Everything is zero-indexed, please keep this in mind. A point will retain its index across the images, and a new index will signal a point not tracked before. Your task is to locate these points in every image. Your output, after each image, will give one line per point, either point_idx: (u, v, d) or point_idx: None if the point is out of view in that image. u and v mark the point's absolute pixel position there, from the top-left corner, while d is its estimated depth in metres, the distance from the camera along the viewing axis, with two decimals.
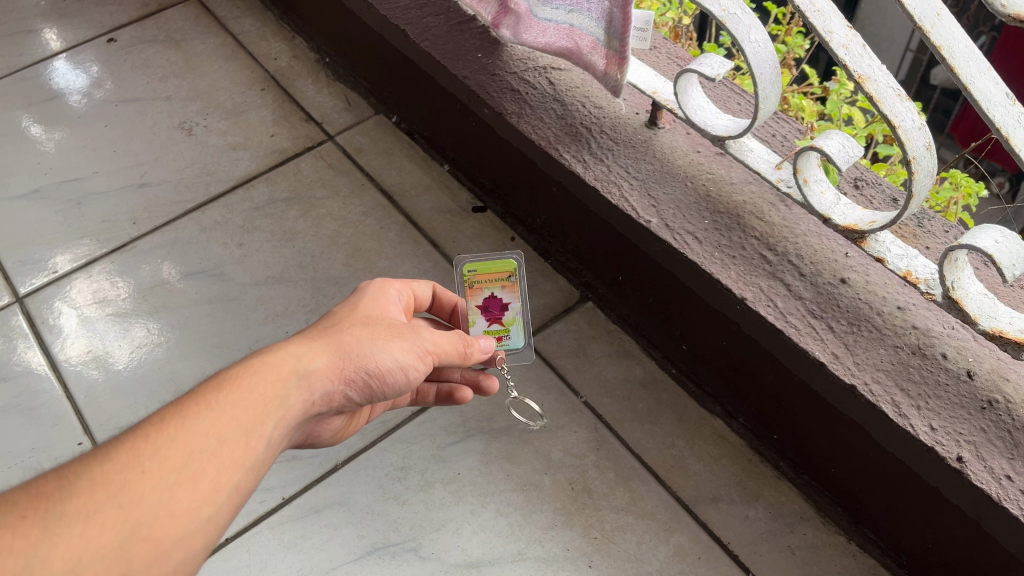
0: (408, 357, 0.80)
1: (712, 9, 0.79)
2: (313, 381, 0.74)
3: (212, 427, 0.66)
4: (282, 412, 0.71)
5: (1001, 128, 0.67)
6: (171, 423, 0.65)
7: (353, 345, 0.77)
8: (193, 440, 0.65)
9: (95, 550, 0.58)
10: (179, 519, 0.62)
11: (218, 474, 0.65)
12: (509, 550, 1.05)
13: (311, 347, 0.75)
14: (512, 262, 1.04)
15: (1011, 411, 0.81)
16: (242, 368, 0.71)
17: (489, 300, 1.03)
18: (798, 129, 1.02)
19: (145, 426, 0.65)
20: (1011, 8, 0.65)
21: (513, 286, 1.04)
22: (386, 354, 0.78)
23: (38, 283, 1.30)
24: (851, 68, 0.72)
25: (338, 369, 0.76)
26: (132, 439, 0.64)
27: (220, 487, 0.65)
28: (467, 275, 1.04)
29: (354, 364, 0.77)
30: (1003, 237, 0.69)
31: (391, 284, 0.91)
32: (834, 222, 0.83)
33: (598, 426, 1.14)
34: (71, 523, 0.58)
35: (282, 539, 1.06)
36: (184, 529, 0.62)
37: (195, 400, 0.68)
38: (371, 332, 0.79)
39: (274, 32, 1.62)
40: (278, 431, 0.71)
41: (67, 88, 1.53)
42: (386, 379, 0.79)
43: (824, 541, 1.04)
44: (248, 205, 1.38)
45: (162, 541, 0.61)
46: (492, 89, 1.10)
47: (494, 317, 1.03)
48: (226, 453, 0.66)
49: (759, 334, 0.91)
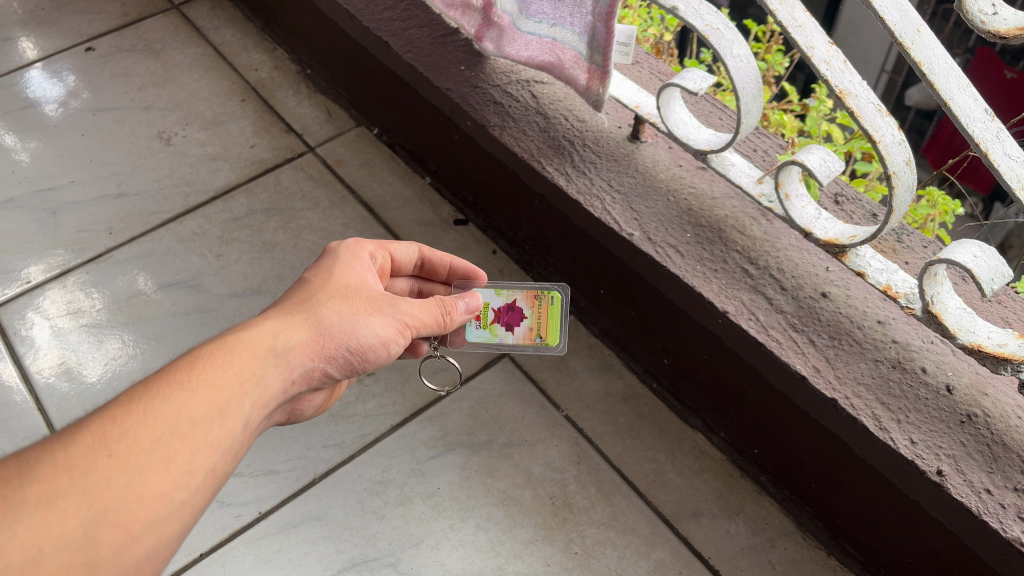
0: (390, 332, 0.79)
1: (696, 24, 0.79)
2: (292, 359, 0.73)
3: (184, 407, 0.65)
4: (259, 391, 0.70)
5: (980, 143, 0.68)
6: (140, 404, 0.64)
7: (334, 321, 0.76)
8: (164, 422, 0.63)
9: (57, 538, 0.56)
10: (150, 503, 0.60)
11: (192, 456, 0.63)
12: (489, 565, 1.03)
13: (289, 323, 0.74)
14: (554, 343, 0.98)
15: (989, 425, 0.81)
16: (217, 346, 0.70)
17: (517, 312, 0.98)
18: (779, 145, 1.03)
19: (112, 407, 0.63)
20: (991, 25, 0.66)
21: (531, 338, 0.98)
22: (368, 329, 0.78)
23: (10, 293, 1.27)
24: (833, 83, 0.72)
25: (318, 346, 0.75)
26: (97, 422, 0.62)
27: (194, 469, 0.64)
28: (546, 296, 0.98)
29: (335, 342, 0.76)
30: (982, 251, 0.70)
31: (364, 247, 0.88)
32: (816, 236, 0.83)
33: (579, 440, 1.13)
34: (30, 511, 0.56)
35: (258, 554, 1.04)
36: (155, 513, 0.61)
37: (165, 380, 0.66)
38: (351, 307, 0.78)
39: (255, 43, 1.62)
40: (255, 410, 0.69)
41: (43, 98, 1.51)
42: (367, 357, 0.79)
43: (805, 556, 1.04)
44: (227, 215, 1.36)
45: (131, 527, 0.59)
46: (474, 101, 1.10)
47: (501, 317, 0.98)
48: (200, 434, 0.64)
49: (740, 347, 0.91)
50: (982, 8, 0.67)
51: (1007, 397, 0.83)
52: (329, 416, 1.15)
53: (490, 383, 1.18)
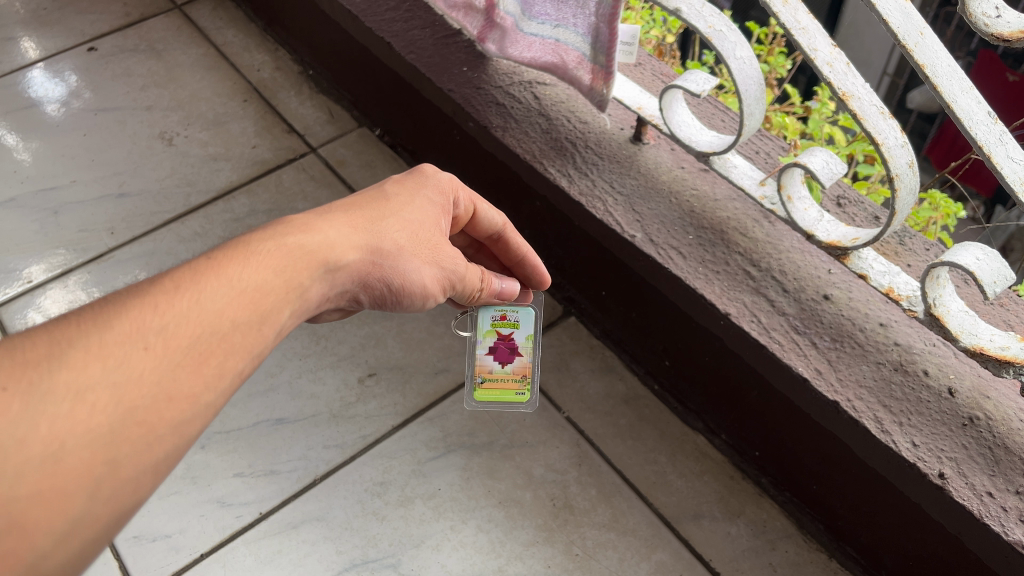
0: (433, 286, 0.82)
1: (699, 26, 0.79)
2: (336, 276, 0.73)
3: (228, 307, 0.63)
4: (299, 302, 0.69)
5: (983, 146, 0.68)
6: (184, 297, 0.62)
7: (390, 255, 0.77)
8: (205, 320, 0.62)
9: (81, 433, 0.53)
10: (178, 404, 0.58)
11: (226, 359, 0.62)
12: (490, 566, 1.03)
13: (348, 239, 0.74)
14: (474, 395, 1.01)
15: (991, 428, 0.81)
16: (271, 247, 0.69)
17: (505, 359, 1.00)
18: (781, 147, 1.03)
19: (155, 293, 0.61)
20: (994, 27, 0.66)
21: (480, 371, 1.00)
22: (417, 272, 0.80)
23: (12, 293, 1.27)
24: (835, 85, 0.72)
25: (365, 270, 0.76)
26: (139, 308, 0.59)
27: (224, 372, 0.62)
28: (523, 385, 1.01)
29: (383, 273, 0.77)
30: (984, 254, 0.70)
31: (455, 188, 0.87)
32: (817, 239, 0.83)
33: (580, 442, 1.13)
34: (57, 401, 0.53)
35: (258, 555, 1.04)
36: (182, 414, 0.58)
37: (212, 275, 0.64)
38: (413, 248, 0.79)
39: (257, 43, 1.62)
40: (290, 320, 0.69)
41: (45, 97, 1.51)
42: (402, 297, 0.81)
43: (807, 558, 1.04)
44: (228, 216, 1.36)
45: (157, 426, 0.57)
46: (477, 102, 1.10)
47: (501, 342, 0.99)
48: (238, 338, 0.63)
49: (741, 349, 0.91)
50: (985, 11, 0.67)
51: (1010, 400, 0.83)
52: (331, 417, 1.15)
53: None
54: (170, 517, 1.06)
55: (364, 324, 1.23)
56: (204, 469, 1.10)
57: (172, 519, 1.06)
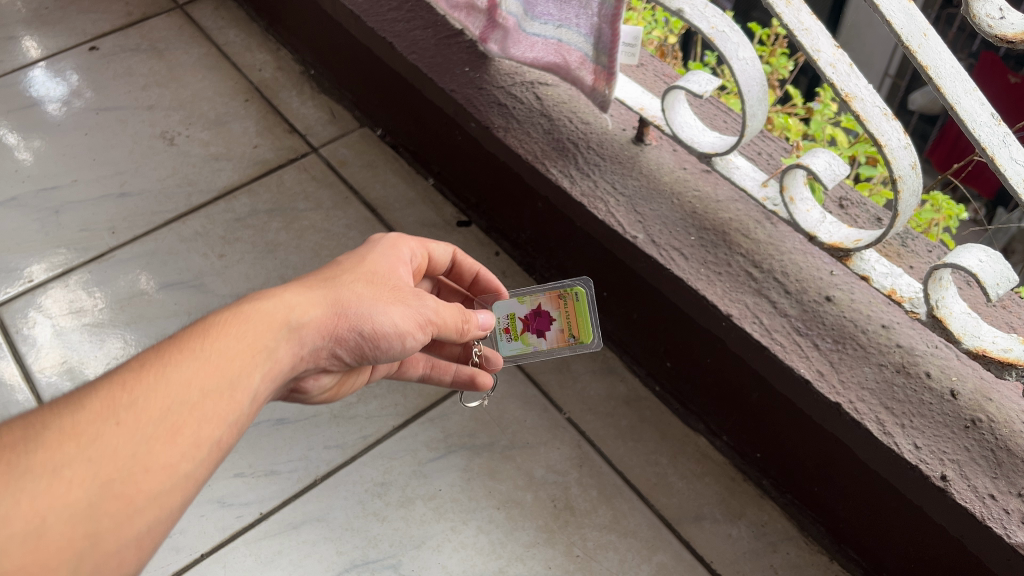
0: (407, 324, 0.78)
1: (701, 27, 0.79)
2: (303, 335, 0.71)
3: (195, 375, 0.63)
4: (270, 364, 0.68)
5: (986, 148, 0.68)
6: (150, 372, 0.61)
7: (352, 302, 0.75)
8: (174, 391, 0.61)
9: (60, 508, 0.53)
10: (155, 475, 0.58)
11: (200, 427, 0.61)
12: (490, 568, 1.03)
13: (307, 298, 0.73)
14: (589, 339, 0.99)
15: (994, 430, 0.81)
16: (231, 315, 0.68)
17: (546, 315, 0.99)
18: (784, 148, 1.03)
19: (122, 373, 0.61)
20: (998, 29, 0.66)
21: (563, 341, 0.99)
22: (386, 315, 0.76)
23: (13, 292, 1.27)
24: (839, 86, 0.72)
25: (331, 323, 0.74)
26: (108, 388, 0.59)
27: (200, 441, 0.61)
28: (570, 293, 0.98)
29: (350, 322, 0.75)
30: (987, 256, 0.70)
31: (405, 242, 0.87)
32: (820, 240, 0.83)
33: (581, 443, 1.13)
34: (35, 479, 0.53)
35: (259, 555, 1.04)
36: (160, 485, 0.58)
37: (176, 348, 0.64)
38: (373, 293, 0.77)
39: (259, 43, 1.62)
40: (264, 383, 0.68)
41: (46, 97, 1.51)
42: (379, 344, 0.77)
43: (807, 560, 1.04)
44: (229, 216, 1.36)
45: (135, 499, 0.57)
46: (479, 103, 1.10)
47: (530, 324, 0.99)
48: (209, 405, 0.62)
49: (743, 350, 0.91)
50: (989, 13, 0.66)
51: (1012, 402, 0.82)
52: (331, 417, 1.15)
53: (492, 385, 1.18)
54: None
55: None
56: None
57: None
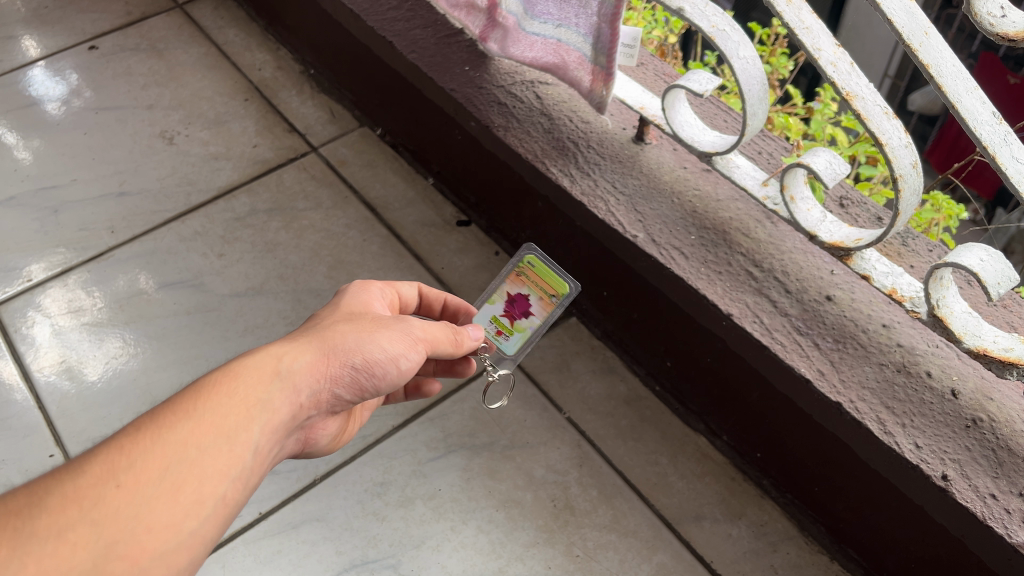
0: (398, 347, 0.76)
1: (702, 26, 0.79)
2: (298, 381, 0.70)
3: (191, 433, 0.63)
4: (267, 415, 0.67)
5: (987, 147, 0.68)
6: (146, 434, 0.62)
7: (338, 341, 0.73)
8: (170, 451, 0.61)
9: (67, 572, 0.55)
10: (159, 533, 0.59)
11: (200, 484, 0.62)
12: (490, 568, 1.03)
13: (296, 345, 0.72)
14: (565, 287, 0.96)
15: (995, 429, 0.81)
16: (222, 372, 0.67)
17: (520, 296, 0.98)
18: (784, 147, 1.03)
19: (120, 436, 0.62)
20: (999, 27, 0.66)
21: (549, 306, 0.98)
22: (375, 345, 0.75)
23: (12, 291, 1.26)
24: (839, 85, 0.72)
25: (324, 366, 0.72)
26: (107, 451, 0.60)
27: (203, 497, 0.62)
28: (524, 264, 0.98)
29: (341, 360, 0.73)
30: (988, 255, 0.70)
31: (375, 284, 0.88)
32: (820, 239, 0.83)
33: (580, 443, 1.13)
34: (41, 542, 0.55)
35: (258, 555, 1.03)
36: (164, 544, 0.59)
37: (171, 408, 0.64)
38: (357, 327, 0.75)
39: (258, 43, 1.61)
40: (265, 436, 0.67)
41: (46, 96, 1.51)
42: (376, 373, 0.75)
43: (808, 560, 1.04)
44: (229, 215, 1.36)
45: (140, 558, 0.58)
46: (479, 102, 1.10)
47: (510, 313, 0.98)
48: (207, 461, 0.62)
49: (743, 349, 0.91)
50: (990, 11, 0.66)
51: (1013, 402, 0.82)
52: None
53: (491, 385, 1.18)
54: None
55: None
56: None
57: None
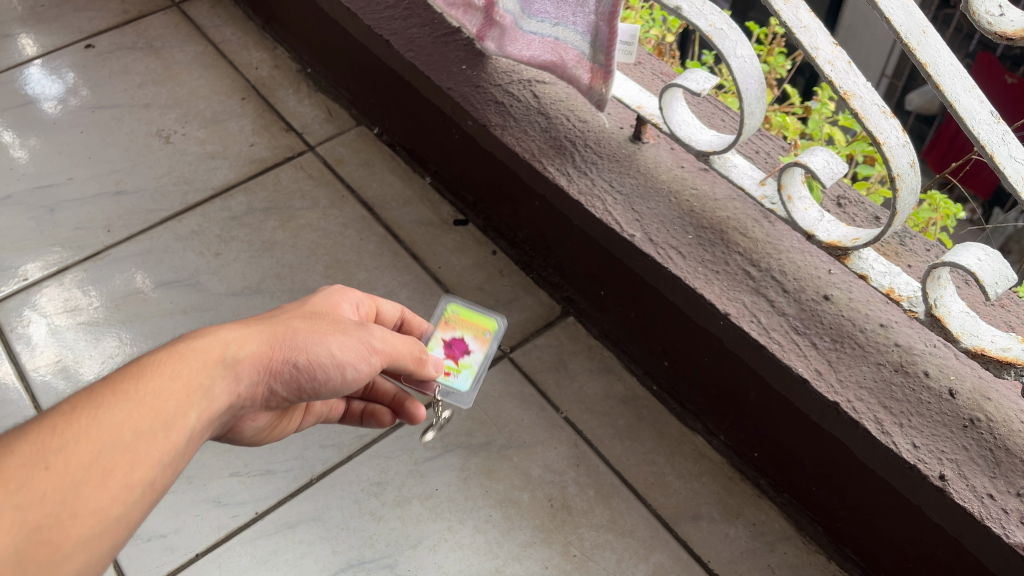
0: (349, 355, 0.75)
1: (699, 24, 0.79)
2: (240, 371, 0.69)
3: (128, 417, 0.62)
4: (205, 404, 0.67)
5: (985, 146, 0.68)
6: (80, 415, 0.61)
7: (289, 336, 0.73)
8: (105, 435, 0.61)
9: None
10: (84, 519, 0.58)
11: (131, 471, 0.61)
12: (487, 568, 1.03)
13: (243, 334, 0.71)
14: (495, 321, 1.02)
15: (992, 429, 0.81)
16: (165, 355, 0.66)
17: (456, 339, 1.00)
18: (781, 147, 1.03)
19: (54, 415, 0.61)
20: (998, 26, 0.65)
21: (485, 340, 1.01)
22: (324, 346, 0.73)
23: (8, 290, 1.26)
24: (837, 84, 0.72)
25: (268, 358, 0.71)
26: (39, 430, 0.59)
27: (132, 484, 0.61)
28: (449, 312, 1.03)
29: (285, 355, 0.72)
30: (986, 254, 0.69)
31: (355, 292, 0.87)
32: (818, 239, 0.83)
33: (577, 442, 1.12)
34: None
35: (254, 555, 1.03)
36: (89, 530, 0.59)
37: (110, 389, 0.63)
38: (310, 325, 0.74)
39: (255, 41, 1.61)
40: (200, 424, 0.66)
41: (42, 95, 1.50)
42: (318, 375, 0.74)
43: (804, 560, 1.03)
44: (226, 214, 1.35)
45: (62, 544, 0.57)
46: (476, 101, 1.10)
47: (452, 354, 0.99)
48: (141, 448, 0.62)
49: (741, 349, 0.90)
50: (989, 10, 0.66)
51: (1011, 402, 0.82)
52: None
53: (488, 384, 1.17)
54: (166, 517, 1.06)
55: None
56: (200, 469, 1.09)
57: (168, 519, 1.05)
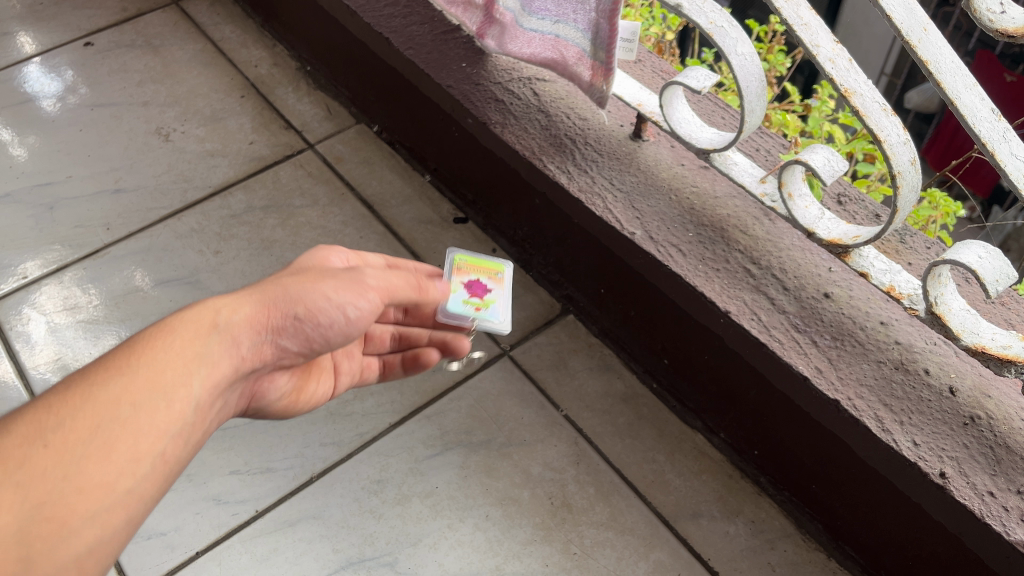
0: (346, 296, 0.74)
1: (700, 22, 0.79)
2: (237, 334, 0.69)
3: (125, 389, 0.62)
4: (205, 370, 0.67)
5: (986, 143, 0.68)
6: (76, 393, 0.61)
7: (281, 292, 0.72)
8: (102, 410, 0.61)
9: None
10: (91, 494, 0.59)
11: (135, 442, 0.61)
12: (487, 565, 1.03)
13: (235, 298, 0.71)
14: (503, 264, 1.02)
15: (993, 427, 0.81)
16: (158, 327, 0.67)
17: (473, 282, 0.99)
18: (782, 145, 1.03)
19: (49, 395, 0.61)
20: (999, 23, 0.65)
21: (500, 279, 1.00)
22: (318, 293, 0.73)
23: (7, 288, 1.26)
24: (838, 81, 0.72)
25: (265, 319, 0.71)
26: (35, 411, 0.60)
27: (137, 455, 0.62)
28: (456, 263, 1.01)
29: (281, 311, 0.72)
30: (986, 253, 0.69)
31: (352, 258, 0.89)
32: (818, 236, 0.83)
33: (577, 440, 1.12)
34: None
35: (254, 553, 1.03)
36: (96, 505, 0.59)
37: (104, 366, 0.63)
38: (302, 278, 0.74)
39: (255, 39, 1.61)
40: (203, 389, 0.66)
41: (41, 93, 1.50)
42: (319, 322, 0.73)
43: (805, 558, 1.03)
44: (225, 212, 1.35)
45: (69, 520, 0.57)
46: (476, 99, 1.09)
47: (474, 292, 0.97)
48: (142, 418, 0.62)
49: (741, 348, 0.90)
50: (990, 7, 0.66)
51: (1011, 400, 0.82)
52: (327, 415, 1.14)
53: (488, 382, 1.17)
54: (166, 515, 1.06)
55: None
56: (200, 467, 1.10)
57: (168, 517, 1.05)
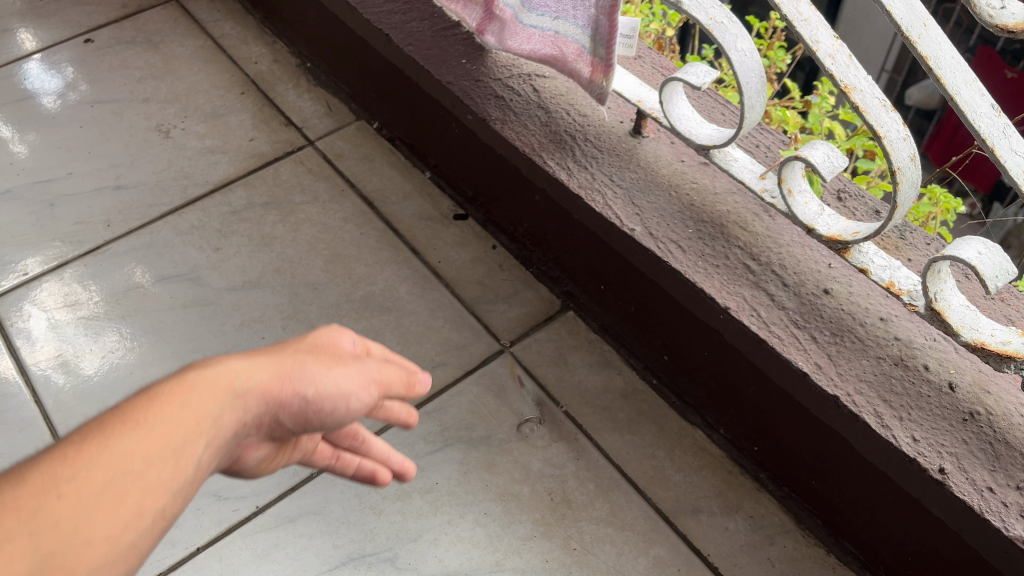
0: (352, 386, 0.60)
1: (700, 18, 0.79)
2: (251, 402, 0.54)
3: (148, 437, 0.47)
4: (214, 435, 0.51)
5: (986, 139, 0.68)
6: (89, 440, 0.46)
7: (299, 366, 0.58)
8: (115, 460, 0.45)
9: None
10: (95, 550, 0.43)
11: (146, 497, 0.46)
12: (488, 561, 1.03)
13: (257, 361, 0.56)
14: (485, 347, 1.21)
15: (992, 423, 0.81)
16: (163, 383, 0.50)
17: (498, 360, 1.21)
18: (782, 141, 1.03)
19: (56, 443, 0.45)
20: (999, 19, 0.65)
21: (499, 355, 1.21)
22: (331, 380, 0.59)
23: (8, 284, 1.26)
24: (837, 77, 0.72)
25: (283, 391, 0.56)
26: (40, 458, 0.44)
27: (146, 510, 0.46)
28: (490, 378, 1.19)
29: (294, 388, 0.57)
30: (986, 248, 0.69)
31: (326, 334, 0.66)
32: (818, 232, 0.83)
33: (577, 436, 1.13)
34: None
35: (255, 549, 1.03)
36: (100, 560, 0.43)
37: (116, 413, 0.48)
38: (318, 358, 0.60)
39: (255, 36, 1.61)
40: (211, 457, 0.50)
41: (42, 89, 1.50)
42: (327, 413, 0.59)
43: (805, 554, 1.04)
44: (226, 209, 1.35)
45: None
46: (476, 95, 1.09)
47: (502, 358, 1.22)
48: (154, 473, 0.46)
49: (741, 344, 0.90)
50: (989, 3, 0.66)
51: (1011, 395, 0.82)
52: None
53: (488, 379, 1.18)
54: None
55: (362, 317, 1.23)
56: None
57: None
